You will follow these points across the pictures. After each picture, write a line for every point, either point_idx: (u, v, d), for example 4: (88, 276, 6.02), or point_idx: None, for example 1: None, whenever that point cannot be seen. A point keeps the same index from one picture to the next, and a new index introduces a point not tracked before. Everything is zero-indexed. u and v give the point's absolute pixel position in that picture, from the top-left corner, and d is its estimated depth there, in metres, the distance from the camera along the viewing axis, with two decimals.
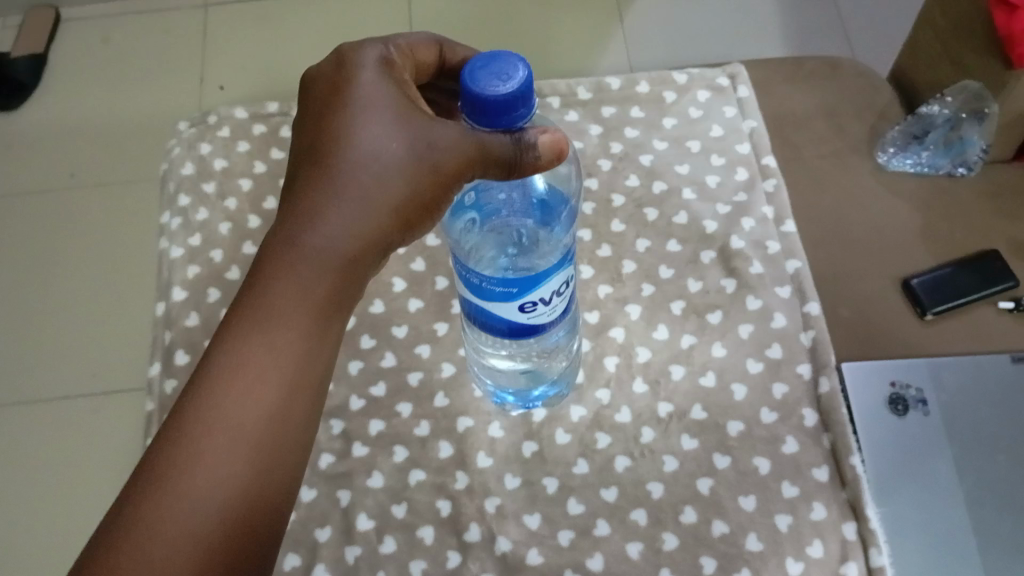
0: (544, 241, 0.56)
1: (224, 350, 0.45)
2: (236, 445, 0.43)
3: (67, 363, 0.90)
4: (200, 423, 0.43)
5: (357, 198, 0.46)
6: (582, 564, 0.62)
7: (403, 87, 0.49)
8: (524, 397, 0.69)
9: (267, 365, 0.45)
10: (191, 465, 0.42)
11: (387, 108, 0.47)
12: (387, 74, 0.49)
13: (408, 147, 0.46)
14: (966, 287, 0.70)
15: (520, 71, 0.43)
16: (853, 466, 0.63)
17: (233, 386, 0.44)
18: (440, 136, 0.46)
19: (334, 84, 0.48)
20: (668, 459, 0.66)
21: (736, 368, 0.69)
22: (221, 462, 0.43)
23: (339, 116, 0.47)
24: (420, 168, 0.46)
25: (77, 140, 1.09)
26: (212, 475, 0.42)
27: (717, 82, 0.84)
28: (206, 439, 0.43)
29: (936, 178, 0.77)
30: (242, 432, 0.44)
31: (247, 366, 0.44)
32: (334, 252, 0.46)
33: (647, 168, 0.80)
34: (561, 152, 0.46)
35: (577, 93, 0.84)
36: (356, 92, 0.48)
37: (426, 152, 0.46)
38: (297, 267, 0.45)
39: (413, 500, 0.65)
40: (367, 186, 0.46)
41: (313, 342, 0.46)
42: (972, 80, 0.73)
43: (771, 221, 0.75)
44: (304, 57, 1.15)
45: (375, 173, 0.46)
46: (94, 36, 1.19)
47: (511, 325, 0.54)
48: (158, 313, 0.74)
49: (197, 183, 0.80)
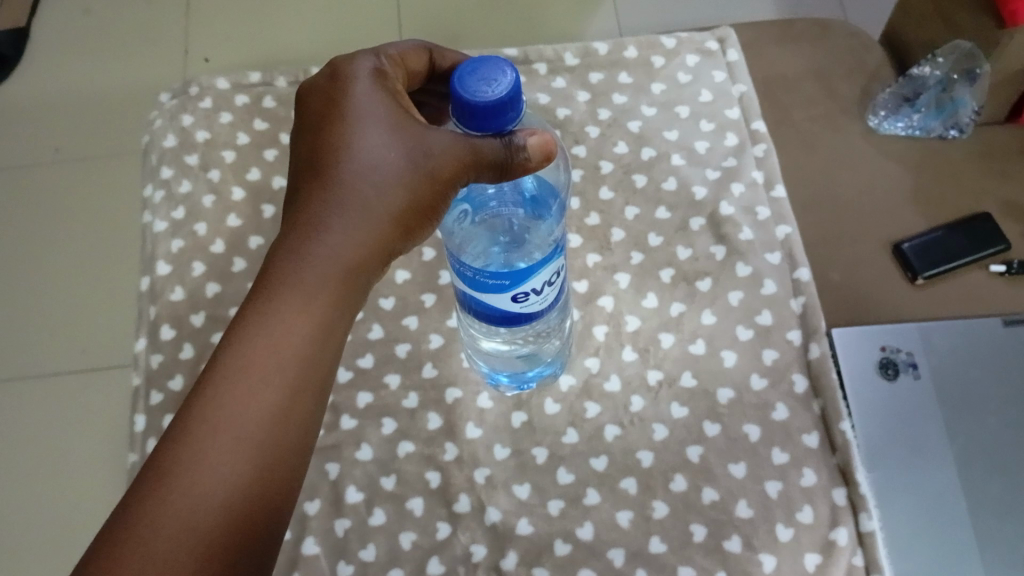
0: (534, 233, 0.56)
1: (226, 354, 0.44)
2: (241, 445, 0.43)
3: (57, 341, 0.90)
4: (203, 426, 0.43)
5: (358, 207, 0.46)
6: (572, 533, 0.62)
7: (396, 98, 0.49)
8: (518, 377, 0.68)
9: (270, 368, 0.44)
10: (194, 465, 0.42)
11: (384, 119, 0.47)
12: (381, 85, 0.49)
13: (405, 155, 0.46)
14: (957, 249, 0.70)
15: (507, 75, 0.43)
16: (843, 432, 0.63)
17: (235, 389, 0.43)
18: (435, 145, 0.46)
19: (328, 98, 0.48)
20: (658, 427, 0.65)
21: (726, 335, 0.68)
22: (225, 462, 0.42)
23: (336, 127, 0.47)
24: (417, 175, 0.46)
25: (60, 115, 1.07)
26: (214, 473, 0.42)
27: (706, 46, 0.82)
28: (209, 441, 0.42)
29: (927, 141, 0.76)
30: (246, 431, 0.43)
31: (251, 369, 0.44)
32: (336, 258, 0.45)
33: (635, 134, 0.79)
34: (550, 153, 0.45)
35: (564, 59, 0.82)
36: (352, 104, 0.48)
37: (422, 160, 0.46)
38: (300, 273, 0.45)
39: (403, 471, 0.65)
40: (368, 196, 0.46)
41: (317, 345, 0.45)
42: (964, 40, 0.72)
43: (761, 186, 0.74)
44: (289, 25, 1.13)
45: (375, 183, 0.46)
46: (76, 8, 1.17)
47: (504, 315, 0.53)
48: (142, 287, 0.73)
49: (180, 155, 0.79)
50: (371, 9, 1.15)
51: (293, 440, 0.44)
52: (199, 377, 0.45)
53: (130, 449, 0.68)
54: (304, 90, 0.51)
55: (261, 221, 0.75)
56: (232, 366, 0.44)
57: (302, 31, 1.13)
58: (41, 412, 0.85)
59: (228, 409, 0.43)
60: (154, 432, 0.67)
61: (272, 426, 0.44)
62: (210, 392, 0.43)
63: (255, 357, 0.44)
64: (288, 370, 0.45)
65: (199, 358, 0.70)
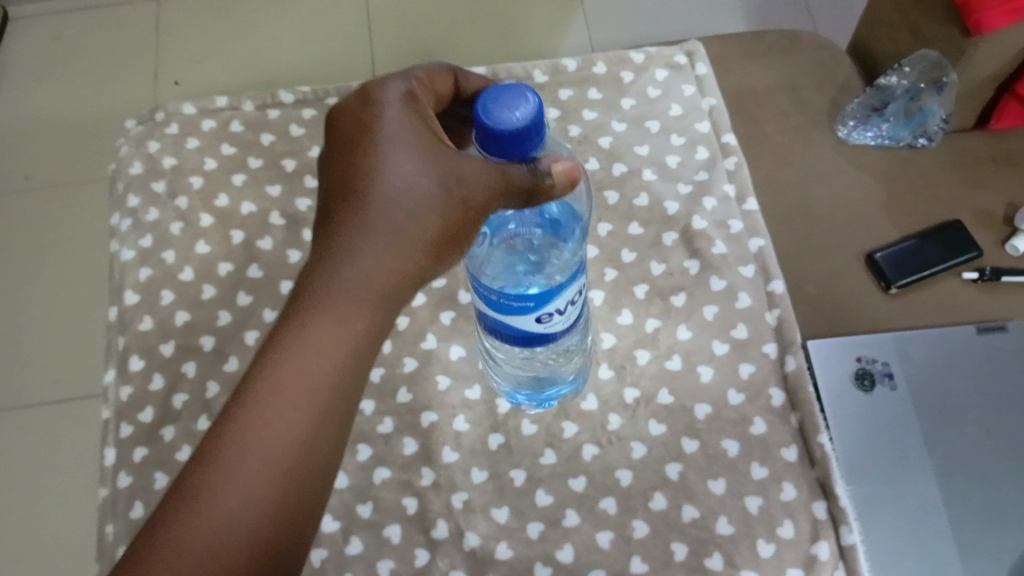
0: (553, 253, 0.55)
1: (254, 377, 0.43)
2: (266, 474, 0.41)
3: (26, 373, 0.88)
4: (230, 451, 0.41)
5: (388, 232, 0.43)
6: (552, 556, 0.61)
7: (428, 123, 0.46)
8: (538, 395, 0.68)
9: (297, 395, 0.42)
10: (225, 493, 0.41)
11: (414, 143, 0.44)
12: (411, 108, 0.46)
13: (437, 182, 0.43)
14: (927, 257, 0.70)
15: (529, 100, 0.41)
16: (822, 445, 0.62)
17: (262, 415, 0.42)
18: (467, 174, 0.43)
19: (359, 120, 0.45)
20: (636, 445, 0.65)
21: (702, 350, 0.68)
22: (256, 489, 0.41)
23: (367, 148, 0.44)
24: (450, 202, 0.43)
25: (29, 142, 1.06)
26: (240, 497, 0.41)
27: (675, 60, 0.82)
28: (238, 466, 0.41)
29: (898, 150, 0.76)
30: (273, 460, 0.42)
31: (278, 396, 0.42)
32: (369, 285, 0.43)
33: (607, 150, 0.78)
34: (575, 180, 0.44)
35: (533, 76, 0.82)
36: (384, 125, 0.45)
37: (455, 189, 0.43)
38: (333, 299, 0.43)
39: (379, 498, 0.64)
40: (399, 223, 0.43)
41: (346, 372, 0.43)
42: (930, 49, 0.72)
43: (733, 199, 0.74)
44: (261, 48, 1.13)
45: (407, 209, 0.43)
46: (43, 34, 1.16)
47: (526, 336, 0.52)
48: (111, 317, 0.73)
49: (147, 182, 0.78)
50: (344, 27, 1.14)
51: (318, 467, 0.43)
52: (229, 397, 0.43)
53: (101, 483, 0.67)
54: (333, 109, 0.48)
55: (231, 248, 0.74)
56: (264, 395, 0.42)
57: (274, 54, 1.12)
58: (11, 444, 0.84)
59: (260, 439, 0.42)
60: (125, 466, 0.66)
61: (303, 454, 0.42)
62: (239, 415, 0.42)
63: (287, 385, 0.42)
64: (319, 399, 0.43)
65: (170, 388, 0.69)
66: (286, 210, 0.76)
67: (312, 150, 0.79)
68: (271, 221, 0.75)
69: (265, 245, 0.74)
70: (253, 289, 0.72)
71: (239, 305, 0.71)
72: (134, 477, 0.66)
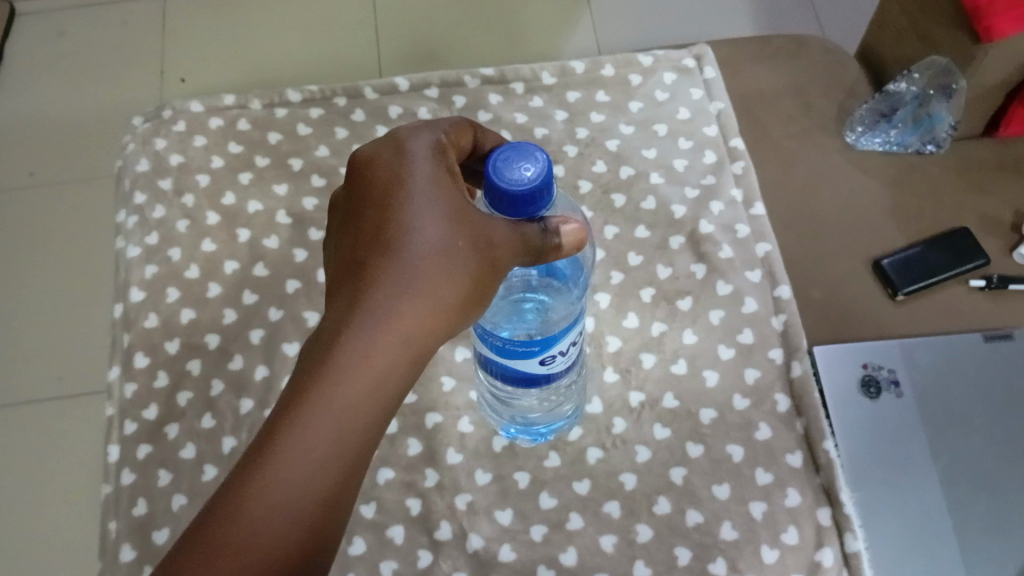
0: (556, 299, 0.54)
1: (280, 436, 0.38)
2: (287, 541, 0.37)
3: (31, 368, 0.88)
4: (251, 515, 0.37)
5: (427, 288, 0.40)
6: (556, 559, 0.61)
7: (457, 176, 0.44)
8: (530, 428, 0.66)
9: (324, 458, 0.38)
10: (245, 557, 0.36)
11: (449, 199, 0.41)
12: (440, 159, 0.43)
13: (474, 241, 0.41)
14: (934, 265, 0.70)
15: (539, 159, 0.42)
16: (827, 451, 0.62)
17: (286, 478, 0.37)
18: (496, 235, 0.42)
19: (395, 170, 0.42)
20: (640, 449, 0.65)
21: (707, 355, 0.68)
22: (278, 551, 0.37)
23: (399, 195, 0.41)
24: (484, 262, 0.41)
25: (34, 139, 1.06)
26: (259, 566, 0.36)
27: (683, 63, 0.82)
28: (258, 532, 0.37)
29: (905, 156, 0.76)
30: (298, 526, 0.37)
31: (304, 459, 0.38)
32: (405, 337, 0.39)
33: (614, 153, 0.78)
34: (581, 244, 0.45)
35: (541, 78, 0.82)
36: (415, 171, 0.42)
37: (487, 250, 0.41)
38: (369, 352, 0.39)
39: (383, 499, 0.64)
40: (438, 280, 0.40)
41: (372, 435, 0.39)
42: (939, 56, 0.72)
43: (740, 203, 0.74)
44: (267, 46, 1.13)
45: (446, 265, 0.40)
46: (49, 29, 1.16)
47: (528, 377, 0.52)
48: (116, 315, 0.72)
49: (153, 180, 0.78)
50: (351, 27, 1.14)
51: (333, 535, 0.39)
52: (247, 455, 0.38)
53: (105, 480, 0.67)
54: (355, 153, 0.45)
55: (237, 246, 0.74)
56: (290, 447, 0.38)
57: (281, 53, 1.12)
58: (14, 439, 0.84)
59: (286, 497, 0.37)
60: (128, 463, 0.66)
61: (327, 516, 0.38)
62: (259, 478, 0.37)
63: (315, 443, 0.38)
64: (346, 460, 0.39)
65: (174, 387, 0.69)
66: (292, 209, 0.76)
67: (318, 149, 0.79)
68: (277, 220, 0.75)
69: (271, 244, 0.74)
70: (259, 288, 0.72)
71: (244, 304, 0.71)
72: (137, 475, 0.66)
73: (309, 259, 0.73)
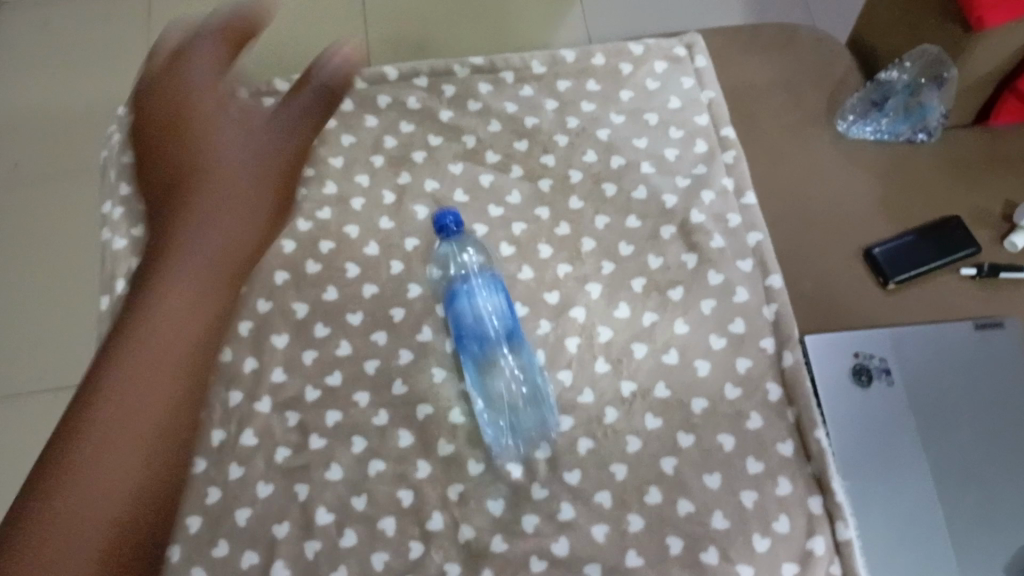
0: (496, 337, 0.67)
1: (149, 308, 0.54)
2: (158, 385, 0.51)
3: (22, 362, 0.88)
4: (125, 365, 0.51)
5: (231, 210, 0.59)
6: (547, 550, 0.61)
7: (277, 124, 0.66)
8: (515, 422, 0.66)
9: (179, 325, 0.54)
10: (119, 406, 0.49)
11: (249, 136, 0.64)
12: (279, 116, 0.67)
13: (256, 166, 0.63)
14: (926, 254, 0.70)
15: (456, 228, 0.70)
16: (818, 440, 0.62)
17: (156, 328, 0.53)
18: (263, 159, 0.63)
19: (188, 114, 0.63)
20: (632, 439, 0.64)
21: (699, 345, 0.67)
22: (156, 400, 0.51)
23: (192, 129, 0.63)
24: (265, 192, 0.62)
25: (18, 130, 1.04)
26: (152, 391, 0.51)
27: (674, 52, 0.82)
28: (134, 375, 0.51)
29: (897, 145, 0.76)
30: (178, 366, 0.52)
31: (161, 327, 0.53)
32: (212, 228, 0.58)
33: (604, 143, 0.78)
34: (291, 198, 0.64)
35: (531, 67, 0.81)
36: (213, 166, 0.61)
37: (256, 170, 0.63)
38: (178, 253, 0.56)
39: (374, 491, 0.63)
40: (216, 202, 0.59)
41: (211, 317, 0.55)
42: (931, 45, 0.72)
43: (731, 193, 0.74)
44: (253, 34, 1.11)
45: (230, 188, 0.60)
46: (34, 17, 1.14)
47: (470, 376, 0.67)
48: (103, 307, 0.72)
49: (138, 171, 0.77)
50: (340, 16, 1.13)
51: (184, 420, 0.51)
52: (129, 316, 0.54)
53: None
54: (146, 132, 0.64)
55: None
56: (121, 382, 0.50)
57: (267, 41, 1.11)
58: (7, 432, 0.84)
59: (156, 355, 0.52)
60: None
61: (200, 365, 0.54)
62: (140, 328, 0.53)
63: (165, 316, 0.54)
64: (194, 328, 0.54)
65: None
66: None
67: None
68: None
69: None
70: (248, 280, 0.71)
71: None
72: None
73: (297, 251, 0.72)
